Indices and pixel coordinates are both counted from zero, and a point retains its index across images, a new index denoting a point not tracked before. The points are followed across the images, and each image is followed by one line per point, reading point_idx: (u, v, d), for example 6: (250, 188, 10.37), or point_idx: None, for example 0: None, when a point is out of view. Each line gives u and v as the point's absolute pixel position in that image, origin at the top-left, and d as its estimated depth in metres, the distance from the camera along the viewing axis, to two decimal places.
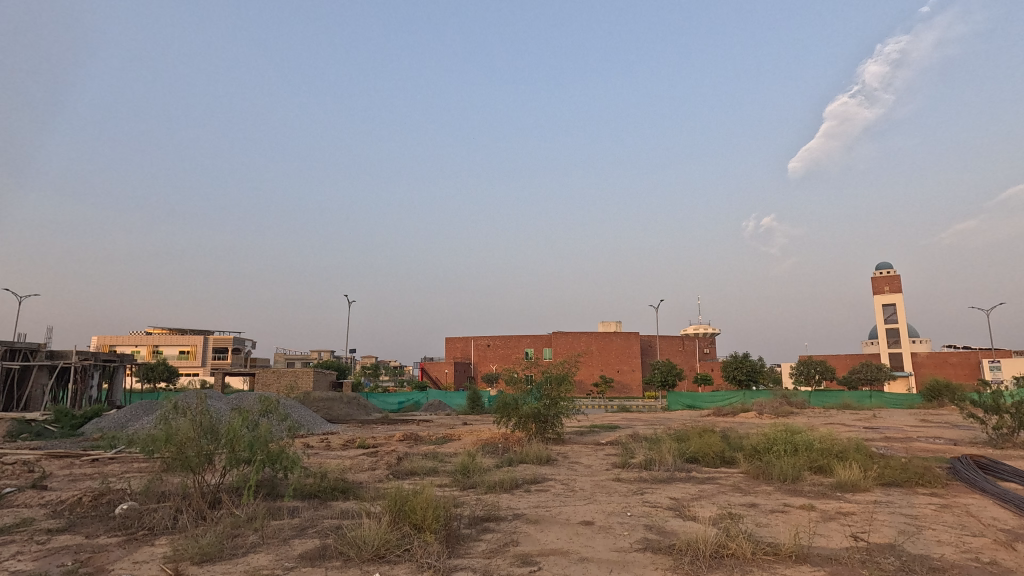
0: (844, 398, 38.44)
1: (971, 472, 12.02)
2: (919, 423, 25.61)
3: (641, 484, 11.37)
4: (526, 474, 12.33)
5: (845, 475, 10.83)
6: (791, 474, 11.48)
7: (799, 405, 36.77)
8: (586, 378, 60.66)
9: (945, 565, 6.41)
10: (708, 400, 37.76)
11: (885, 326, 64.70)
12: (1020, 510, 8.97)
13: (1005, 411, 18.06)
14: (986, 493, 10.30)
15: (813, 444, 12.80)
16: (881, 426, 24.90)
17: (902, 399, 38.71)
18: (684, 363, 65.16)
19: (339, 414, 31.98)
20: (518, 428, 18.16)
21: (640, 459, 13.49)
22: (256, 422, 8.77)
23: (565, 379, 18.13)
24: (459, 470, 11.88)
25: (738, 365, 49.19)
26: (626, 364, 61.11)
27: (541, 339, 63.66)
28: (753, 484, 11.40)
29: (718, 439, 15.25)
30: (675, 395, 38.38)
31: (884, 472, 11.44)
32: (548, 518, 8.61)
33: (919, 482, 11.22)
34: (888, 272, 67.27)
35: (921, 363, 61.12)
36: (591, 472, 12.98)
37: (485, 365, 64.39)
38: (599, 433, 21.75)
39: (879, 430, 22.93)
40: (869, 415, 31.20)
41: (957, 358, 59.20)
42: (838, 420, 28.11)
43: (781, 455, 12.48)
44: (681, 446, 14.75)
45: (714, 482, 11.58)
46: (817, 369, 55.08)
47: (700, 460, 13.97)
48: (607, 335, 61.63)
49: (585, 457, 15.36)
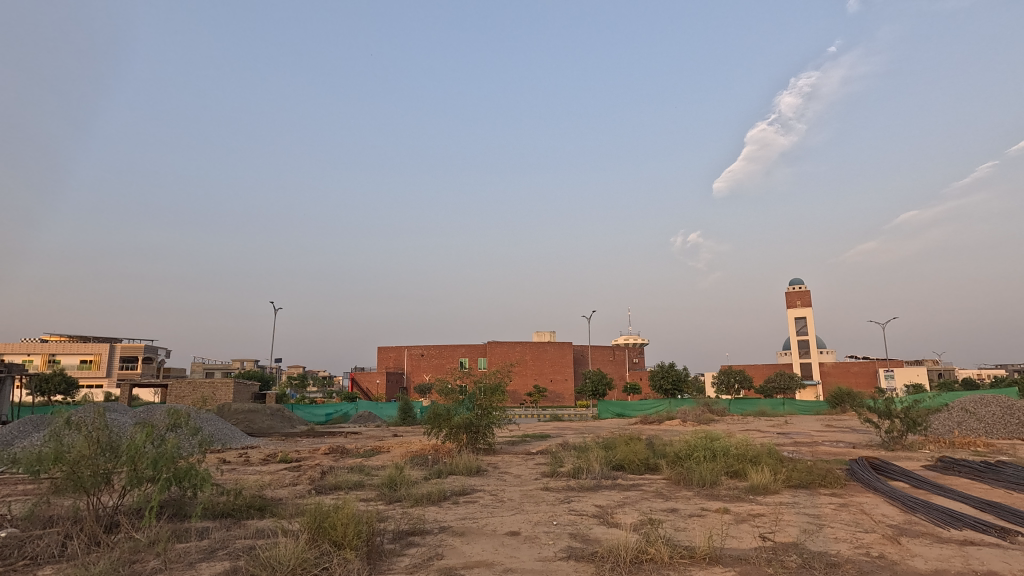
0: (759, 405, 40.86)
1: (866, 473, 13.10)
2: (825, 428, 27.61)
3: (568, 493, 11.53)
4: (455, 485, 12.20)
5: (758, 479, 11.48)
6: (709, 479, 12.03)
7: (720, 412, 38.73)
8: (520, 388, 60.96)
9: (841, 560, 6.90)
10: (637, 408, 38.98)
11: (797, 338, 69.53)
12: (906, 508, 9.85)
13: (896, 416, 19.77)
14: (878, 492, 11.25)
15: (729, 450, 13.50)
16: (792, 432, 26.63)
17: (811, 407, 41.62)
18: (614, 372, 66.98)
19: (262, 427, 30.39)
20: (449, 439, 17.93)
21: (569, 467, 13.69)
22: (162, 437, 8.14)
23: (498, 389, 18.17)
24: (386, 483, 11.56)
25: (664, 374, 51.26)
26: (559, 374, 62.06)
27: (477, 349, 63.59)
28: (675, 490, 11.86)
29: (643, 446, 15.76)
30: (605, 404, 39.27)
31: (793, 474, 12.24)
32: (475, 530, 8.54)
33: (821, 483, 12.08)
34: (800, 288, 72.48)
35: (828, 373, 66.07)
36: (520, 482, 13.03)
37: (419, 375, 63.37)
38: (531, 442, 21.95)
39: (790, 435, 24.56)
40: (782, 421, 33.33)
41: (858, 367, 64.51)
42: (755, 427, 29.82)
43: (700, 461, 13.07)
44: (609, 454, 15.12)
45: (637, 488, 11.94)
46: (736, 378, 58.31)
47: (626, 467, 14.35)
48: (541, 345, 62.38)
49: (516, 467, 15.42)
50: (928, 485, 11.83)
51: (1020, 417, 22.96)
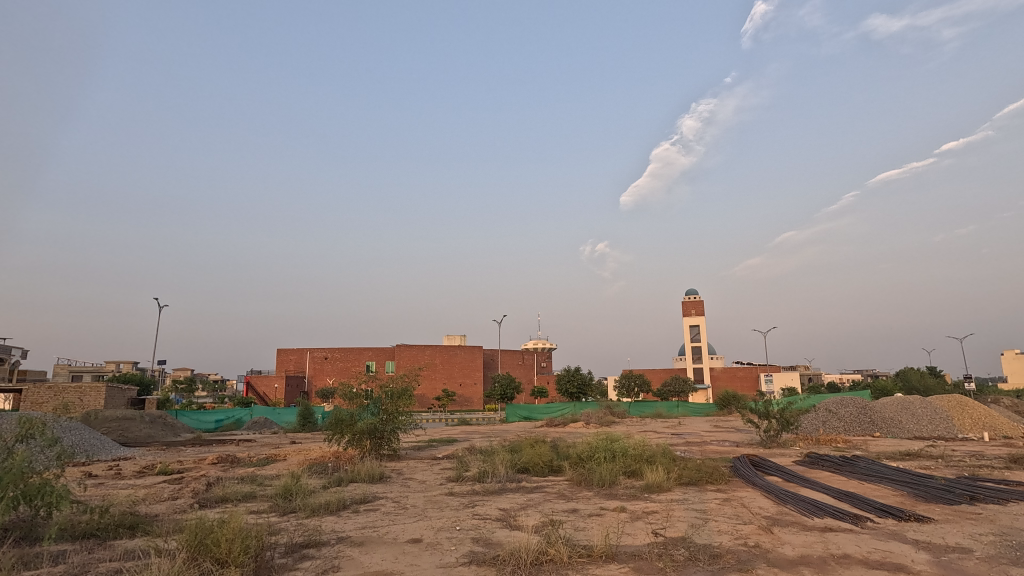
0: (657, 408, 43.28)
1: (747, 469, 14.28)
2: (713, 429, 29.77)
3: (473, 497, 11.48)
4: (356, 493, 11.74)
5: (653, 478, 12.12)
6: (608, 479, 12.51)
7: (620, 414, 40.53)
8: (428, 392, 60.17)
9: (723, 551, 7.43)
10: (543, 411, 39.79)
11: (691, 345, 74.45)
12: (779, 500, 10.84)
13: (773, 416, 21.72)
14: (756, 486, 12.29)
15: (627, 450, 14.16)
16: (684, 432, 28.48)
17: (702, 408, 44.72)
18: (523, 376, 68.02)
19: (139, 436, 27.51)
20: (351, 445, 17.26)
21: (474, 471, 13.65)
22: (9, 450, 7.08)
23: (406, 393, 17.73)
24: (280, 493, 10.86)
25: (570, 378, 52.83)
26: (468, 378, 61.92)
27: (384, 352, 61.93)
28: (576, 490, 12.22)
29: (548, 449, 16.08)
30: (513, 407, 39.72)
31: (684, 473, 13.05)
32: (374, 539, 8.26)
33: (708, 479, 12.99)
34: (695, 298, 77.75)
35: (717, 377, 71.37)
36: (425, 488, 12.81)
37: (322, 379, 60.60)
38: (437, 447, 21.67)
39: (682, 436, 26.23)
40: (676, 423, 35.49)
41: (743, 372, 70.35)
42: (651, 428, 31.54)
43: (601, 462, 13.57)
44: (514, 457, 15.28)
45: (540, 490, 12.16)
46: (636, 382, 61.33)
47: (531, 469, 14.59)
48: (451, 348, 62.01)
49: (420, 473, 15.13)
50: (797, 479, 13.09)
51: (872, 416, 26.12)
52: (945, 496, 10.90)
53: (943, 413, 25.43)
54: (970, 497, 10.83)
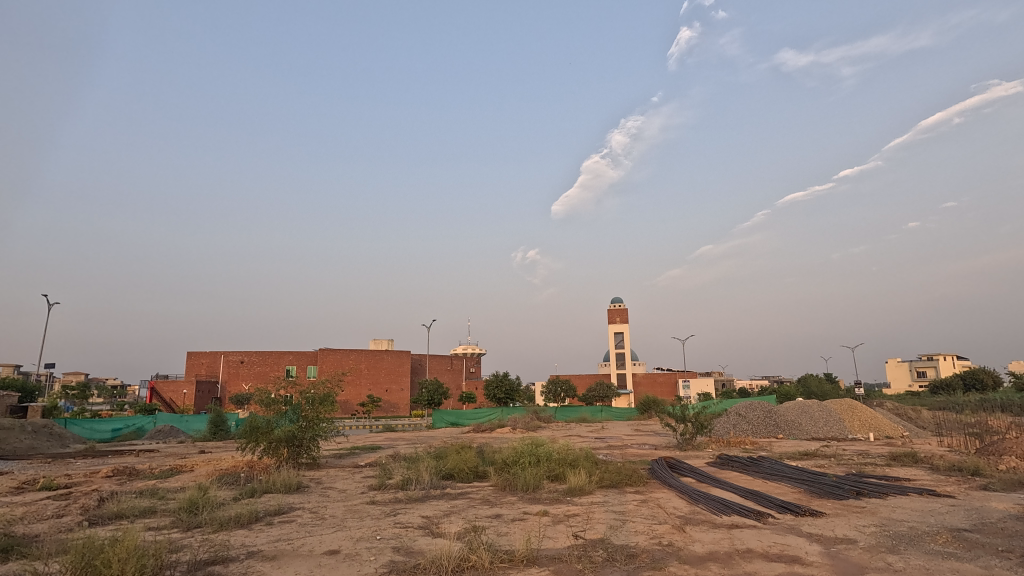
0: (581, 412, 44.30)
1: (663, 471, 14.93)
2: (634, 433, 30.86)
3: (395, 505, 11.24)
4: (270, 505, 11.12)
5: (575, 482, 12.39)
6: (531, 484, 12.65)
7: (547, 419, 41.13)
8: (352, 398, 58.26)
9: (639, 550, 7.72)
10: (471, 417, 39.62)
11: (616, 351, 76.96)
12: (692, 499, 11.41)
13: (689, 420, 22.85)
14: (671, 487, 12.89)
15: (551, 455, 14.40)
16: (607, 436, 29.34)
17: (624, 413, 46.29)
18: (451, 381, 67.53)
19: (19, 448, 24.73)
20: (266, 454, 16.38)
21: (397, 479, 13.36)
22: None
23: (328, 399, 17.07)
24: (184, 507, 10.11)
25: (498, 383, 53.01)
26: (395, 383, 60.60)
27: (306, 356, 59.46)
28: (500, 496, 12.27)
29: (473, 455, 16.03)
30: (440, 413, 39.24)
31: (605, 476, 13.44)
32: (288, 552, 7.87)
33: (628, 481, 13.46)
34: (620, 306, 80.51)
35: (639, 382, 74.23)
36: (345, 497, 12.38)
37: (236, 385, 57.10)
38: (359, 454, 21.03)
39: (605, 440, 27.01)
40: (599, 427, 36.49)
41: (663, 377, 73.63)
42: (575, 433, 32.24)
43: (525, 466, 13.70)
44: (439, 463, 15.10)
45: (465, 497, 12.10)
46: (563, 387, 62.56)
47: (456, 475, 14.48)
48: (377, 353, 60.45)
49: (341, 482, 14.61)
50: (709, 479, 13.85)
51: (776, 419, 28.11)
52: (836, 492, 11.92)
53: (836, 416, 27.81)
54: (857, 492, 11.91)
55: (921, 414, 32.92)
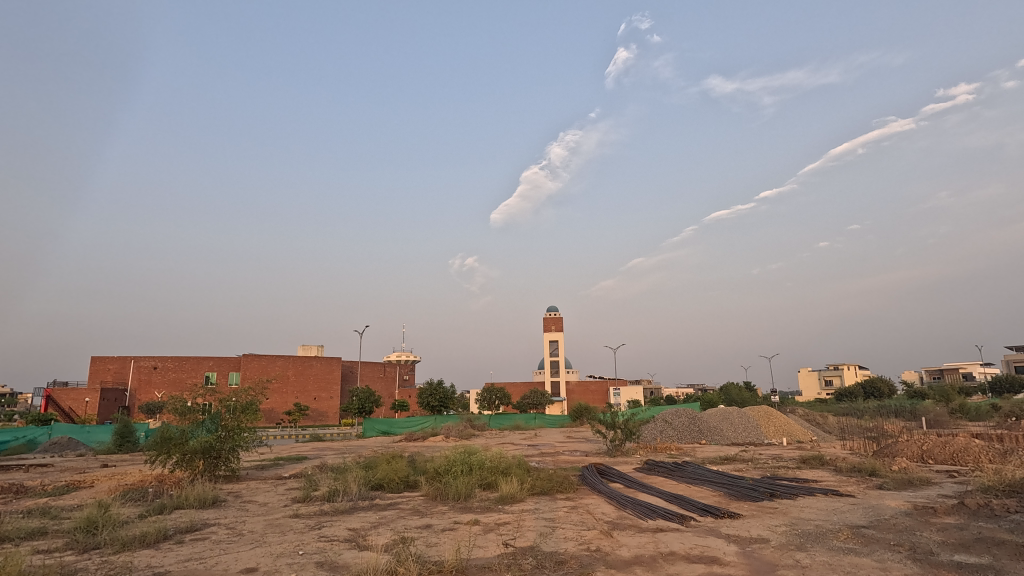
0: (515, 420, 44.51)
1: (593, 477, 15.27)
2: (567, 440, 31.32)
3: (320, 518, 10.79)
4: (181, 522, 10.37)
5: (507, 490, 12.41)
6: (463, 493, 12.56)
7: (480, 428, 40.98)
8: (277, 406, 55.58)
9: (567, 556, 7.82)
10: (403, 425, 38.79)
11: (550, 360, 77.92)
12: (620, 505, 11.71)
13: (618, 427, 23.49)
14: (600, 493, 13.18)
15: (484, 463, 14.35)
16: (540, 443, 29.62)
17: (557, 420, 46.90)
18: (384, 390, 65.96)
19: None
20: (179, 467, 15.27)
21: (323, 490, 12.82)
22: None
23: (250, 408, 16.20)
24: (81, 526, 9.24)
25: (432, 392, 52.23)
26: (324, 391, 58.40)
27: (228, 362, 56.27)
28: (430, 505, 12.08)
29: (404, 464, 15.69)
30: (371, 421, 38.20)
31: (536, 483, 13.54)
32: (199, 573, 7.33)
33: (558, 488, 13.63)
34: (555, 314, 81.69)
35: (572, 390, 75.53)
36: (266, 511, 11.76)
37: (148, 393, 52.98)
38: (283, 466, 20.06)
39: (537, 447, 27.28)
40: (532, 435, 36.79)
41: (595, 385, 75.44)
42: (508, 441, 32.26)
43: (458, 475, 13.58)
44: (368, 473, 14.66)
45: (394, 507, 11.81)
46: (497, 395, 62.56)
47: (385, 486, 14.12)
48: (306, 359, 58.10)
49: (262, 495, 13.85)
50: (636, 484, 14.29)
51: (700, 425, 29.45)
52: (751, 494, 12.64)
53: (753, 422, 29.50)
54: (770, 494, 12.67)
55: (828, 420, 35.48)
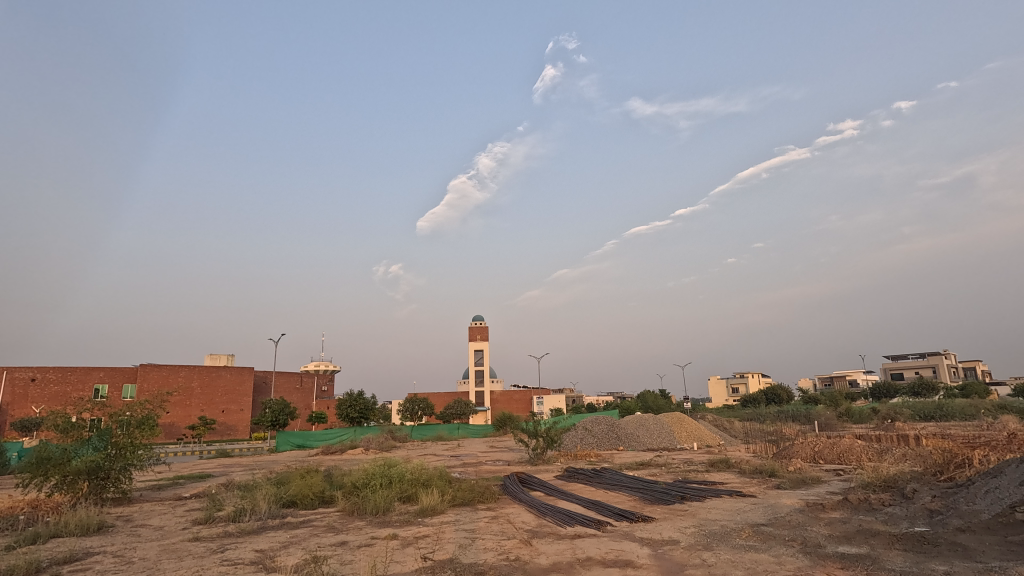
0: (438, 430, 43.87)
1: (514, 486, 15.33)
2: (489, 449, 31.29)
3: (224, 540, 10.08)
4: (59, 552, 9.30)
5: (427, 502, 12.18)
6: (381, 507, 12.20)
7: (402, 439, 40.05)
8: (179, 421, 51.41)
9: (487, 567, 7.78)
10: (320, 438, 37.08)
11: (475, 369, 77.56)
12: (540, 513, 11.83)
13: (540, 435, 23.73)
14: (521, 502, 13.26)
15: (404, 475, 14.01)
16: (463, 454, 29.37)
17: (481, 430, 46.72)
18: (300, 402, 62.87)
19: None
20: (58, 491, 13.62)
21: (228, 509, 11.98)
22: None
23: (147, 423, 14.87)
24: None
25: (352, 403, 50.41)
26: (234, 403, 54.77)
27: (122, 373, 51.51)
28: (347, 521, 11.63)
29: (320, 479, 15.00)
30: (284, 435, 36.25)
31: (458, 494, 13.40)
32: None
33: (480, 499, 13.58)
34: (481, 323, 81.52)
35: (497, 400, 75.66)
36: (162, 535, 10.81)
37: (23, 408, 47.27)
38: (184, 485, 18.55)
39: (460, 458, 27.00)
40: (455, 446, 36.42)
41: (518, 395, 76.08)
42: (430, 452, 31.74)
43: (376, 488, 13.17)
44: (279, 490, 13.87)
45: (307, 525, 11.25)
46: (420, 406, 61.42)
47: (298, 502, 13.43)
48: (213, 369, 54.25)
49: (158, 518, 12.70)
50: (556, 491, 14.51)
51: (618, 432, 30.38)
52: (664, 497, 13.22)
53: (667, 428, 30.85)
54: (681, 496, 13.31)
55: (735, 425, 37.77)
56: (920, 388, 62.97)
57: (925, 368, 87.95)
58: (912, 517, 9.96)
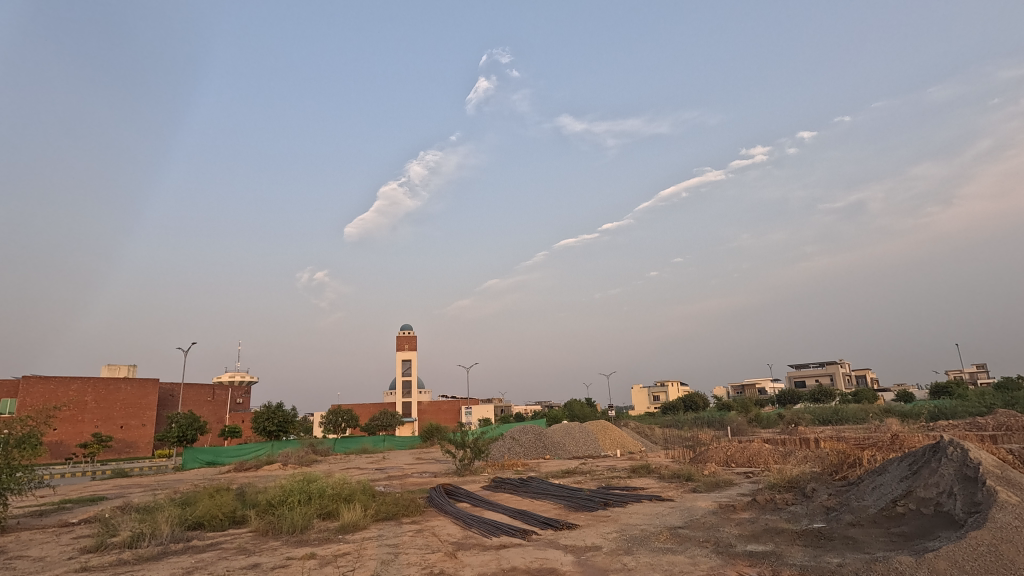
0: (362, 443, 42.46)
1: (440, 498, 15.07)
2: (416, 461, 30.67)
3: (118, 569, 9.18)
4: None
5: (348, 517, 11.72)
6: (298, 525, 11.61)
7: (323, 453, 38.42)
8: (69, 438, 46.58)
9: None
10: (233, 454, 34.82)
11: (402, 379, 75.91)
12: (466, 524, 11.68)
13: (468, 446, 23.56)
14: (447, 514, 13.06)
15: (325, 490, 13.40)
16: (388, 467, 28.60)
17: (407, 442, 45.75)
18: (211, 415, 58.83)
19: None
20: None
21: (124, 535, 10.96)
22: None
23: (28, 442, 13.42)
24: None
25: (270, 416, 47.76)
26: (135, 418, 50.37)
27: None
28: (260, 542, 10.98)
29: (232, 498, 14.06)
30: (192, 451, 33.74)
31: (381, 509, 13.01)
32: None
33: (405, 512, 13.25)
34: (409, 333, 80.00)
35: (424, 410, 74.43)
36: (42, 567, 9.69)
37: None
38: (73, 510, 16.78)
39: (385, 470, 26.27)
40: (380, 458, 35.41)
41: (447, 405, 75.18)
42: (353, 465, 30.65)
43: (293, 506, 12.51)
44: (185, 511, 12.85)
45: (215, 548, 10.50)
46: (344, 417, 59.22)
47: (206, 524, 12.51)
48: (111, 382, 49.70)
49: (40, 548, 11.38)
50: (482, 502, 14.43)
51: (544, 441, 30.77)
52: (588, 504, 13.51)
53: (592, 436, 31.60)
54: (604, 503, 13.65)
55: (655, 431, 39.31)
56: (819, 394, 68.48)
57: (824, 376, 95.70)
58: (811, 514, 10.74)
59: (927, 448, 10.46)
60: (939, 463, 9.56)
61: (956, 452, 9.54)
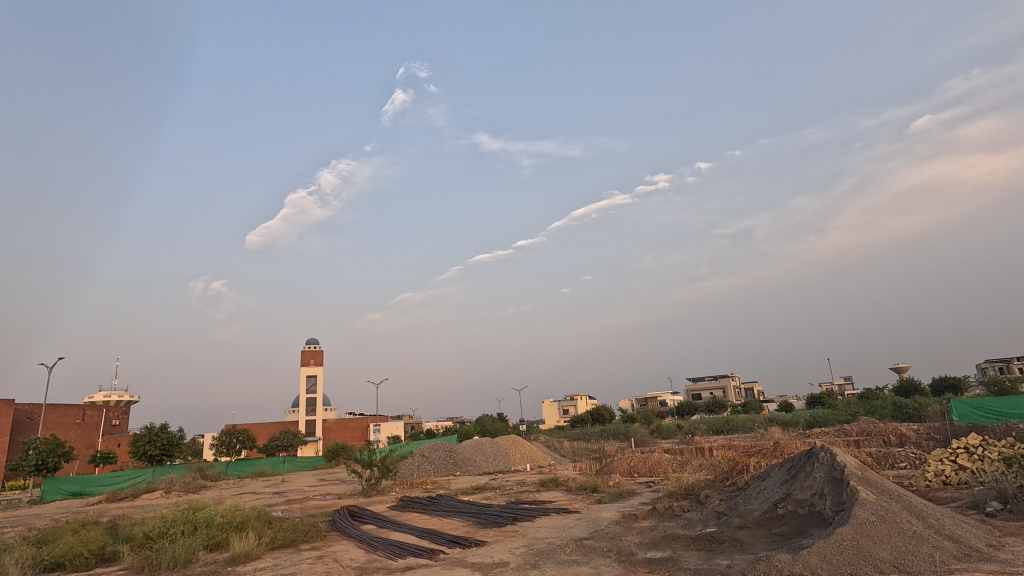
0: (259, 465, 39.58)
1: (343, 521, 14.34)
2: (319, 483, 29.09)
3: None
4: None
5: (239, 547, 10.84)
6: (181, 559, 10.57)
7: (214, 477, 35.35)
8: None
9: None
10: (104, 482, 31.09)
11: (306, 396, 71.91)
12: (370, 548, 11.19)
13: (375, 465, 22.66)
14: (350, 538, 12.45)
15: (213, 519, 12.32)
16: (287, 490, 26.87)
17: (309, 463, 43.33)
18: (80, 440, 52.31)
19: None
20: None
21: None
22: None
23: None
24: None
25: (151, 438, 43.30)
26: None
27: None
28: None
29: (101, 532, 12.52)
30: (53, 481, 29.69)
31: (277, 536, 12.16)
32: None
33: (304, 538, 12.45)
34: (315, 347, 76.09)
35: (329, 429, 70.91)
36: None
37: None
38: None
39: (283, 494, 24.65)
40: (278, 481, 33.26)
41: (354, 423, 72.20)
42: (248, 490, 28.47)
43: (176, 538, 11.38)
44: (42, 551, 11.24)
45: None
46: (239, 438, 54.96)
47: (67, 565, 11.02)
48: None
49: None
50: (389, 523, 13.92)
51: (455, 457, 30.36)
52: (497, 520, 13.48)
53: (502, 451, 31.67)
54: (512, 518, 13.69)
55: (564, 445, 40.14)
56: (713, 406, 73.57)
57: (717, 389, 102.97)
58: (705, 519, 11.44)
59: (802, 453, 11.52)
60: (812, 466, 10.58)
61: (827, 456, 10.61)
